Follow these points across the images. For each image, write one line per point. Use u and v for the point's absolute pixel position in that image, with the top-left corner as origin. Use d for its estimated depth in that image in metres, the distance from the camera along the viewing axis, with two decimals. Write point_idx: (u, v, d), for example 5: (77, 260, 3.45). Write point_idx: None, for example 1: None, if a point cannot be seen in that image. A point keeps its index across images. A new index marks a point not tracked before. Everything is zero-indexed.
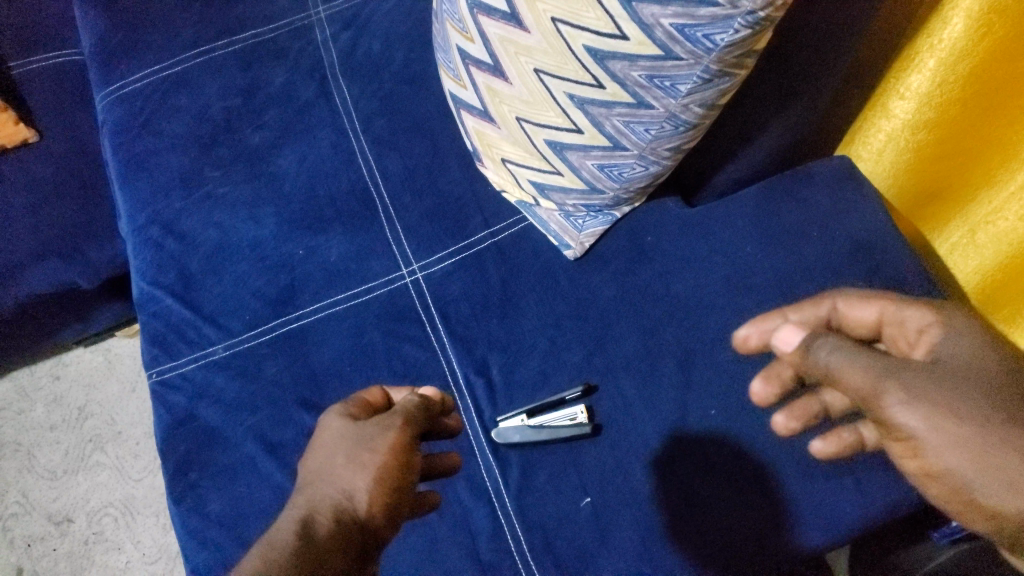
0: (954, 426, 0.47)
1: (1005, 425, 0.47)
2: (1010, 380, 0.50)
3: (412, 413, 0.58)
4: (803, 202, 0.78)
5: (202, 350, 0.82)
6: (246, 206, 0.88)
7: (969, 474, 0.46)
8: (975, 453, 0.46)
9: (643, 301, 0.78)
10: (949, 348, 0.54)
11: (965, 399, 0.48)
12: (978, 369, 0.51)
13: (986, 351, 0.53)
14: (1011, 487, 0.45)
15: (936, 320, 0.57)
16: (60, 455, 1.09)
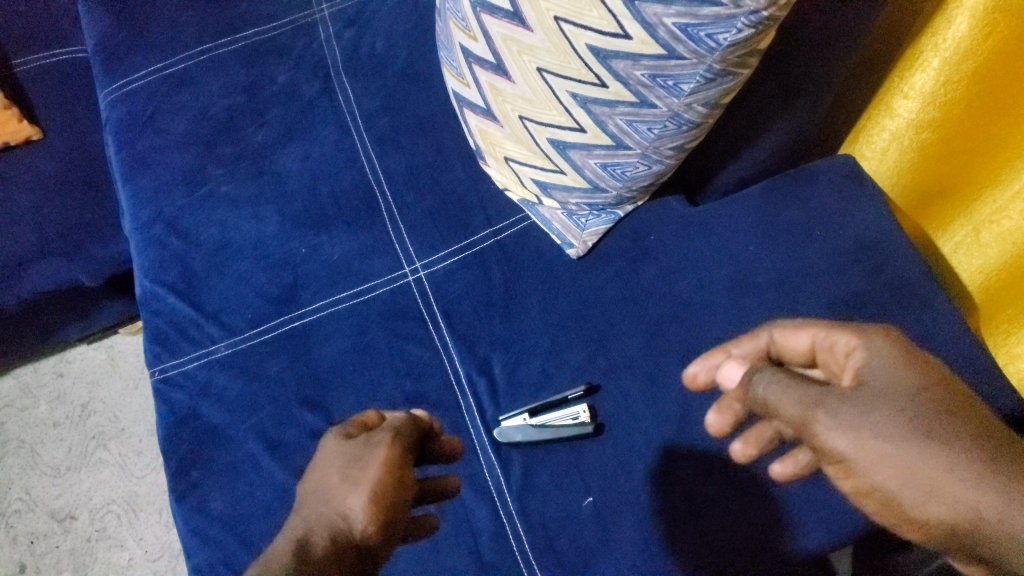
0: (879, 450, 0.45)
1: (928, 442, 0.44)
2: (931, 388, 0.47)
3: (403, 429, 0.58)
4: (806, 201, 0.78)
5: (205, 347, 0.82)
6: (249, 205, 0.88)
7: (899, 495, 0.44)
8: (903, 475, 0.44)
9: (645, 301, 0.77)
10: (871, 372, 0.48)
11: (887, 420, 0.45)
12: (898, 381, 0.47)
13: (907, 363, 0.48)
14: (938, 502, 0.44)
15: (857, 334, 0.51)
16: (63, 452, 1.09)
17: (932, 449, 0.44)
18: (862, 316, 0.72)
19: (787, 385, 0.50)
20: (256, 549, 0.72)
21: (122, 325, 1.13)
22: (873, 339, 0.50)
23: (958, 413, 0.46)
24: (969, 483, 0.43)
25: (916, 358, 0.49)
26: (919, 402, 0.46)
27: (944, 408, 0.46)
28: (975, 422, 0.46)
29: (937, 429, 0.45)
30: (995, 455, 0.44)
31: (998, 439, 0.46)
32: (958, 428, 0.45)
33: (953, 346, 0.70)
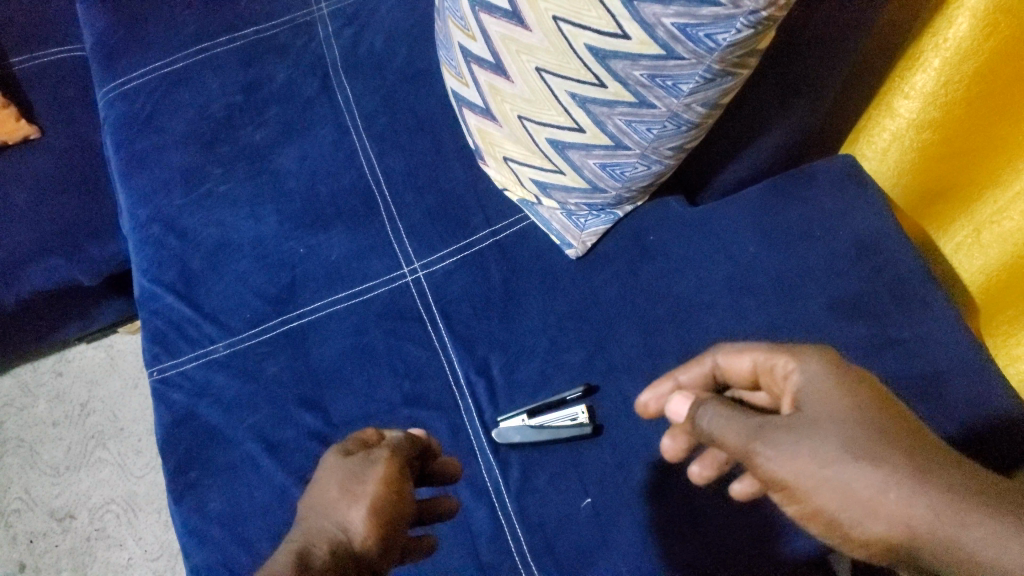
0: (817, 474, 0.45)
1: (866, 463, 0.44)
2: (866, 405, 0.47)
3: (401, 447, 0.58)
4: (806, 202, 0.78)
5: (204, 347, 0.82)
6: (248, 204, 0.88)
7: (841, 517, 0.45)
8: (842, 497, 0.44)
9: (644, 301, 0.77)
10: (812, 392, 0.49)
11: (824, 444, 0.45)
12: (833, 402, 0.47)
13: (841, 382, 0.48)
14: (879, 521, 0.43)
15: (791, 357, 0.52)
16: (62, 451, 1.09)
17: (869, 470, 0.44)
18: (861, 317, 0.72)
19: (728, 416, 0.50)
20: (253, 550, 0.72)
21: (122, 324, 1.13)
22: (807, 359, 0.51)
23: (893, 427, 0.46)
24: (909, 500, 0.43)
25: (850, 376, 0.49)
26: (854, 420, 0.46)
27: (880, 424, 0.46)
28: (910, 436, 0.46)
29: (873, 448, 0.44)
30: (932, 467, 0.44)
31: (934, 451, 0.45)
32: (895, 443, 0.45)
33: (953, 347, 0.69)
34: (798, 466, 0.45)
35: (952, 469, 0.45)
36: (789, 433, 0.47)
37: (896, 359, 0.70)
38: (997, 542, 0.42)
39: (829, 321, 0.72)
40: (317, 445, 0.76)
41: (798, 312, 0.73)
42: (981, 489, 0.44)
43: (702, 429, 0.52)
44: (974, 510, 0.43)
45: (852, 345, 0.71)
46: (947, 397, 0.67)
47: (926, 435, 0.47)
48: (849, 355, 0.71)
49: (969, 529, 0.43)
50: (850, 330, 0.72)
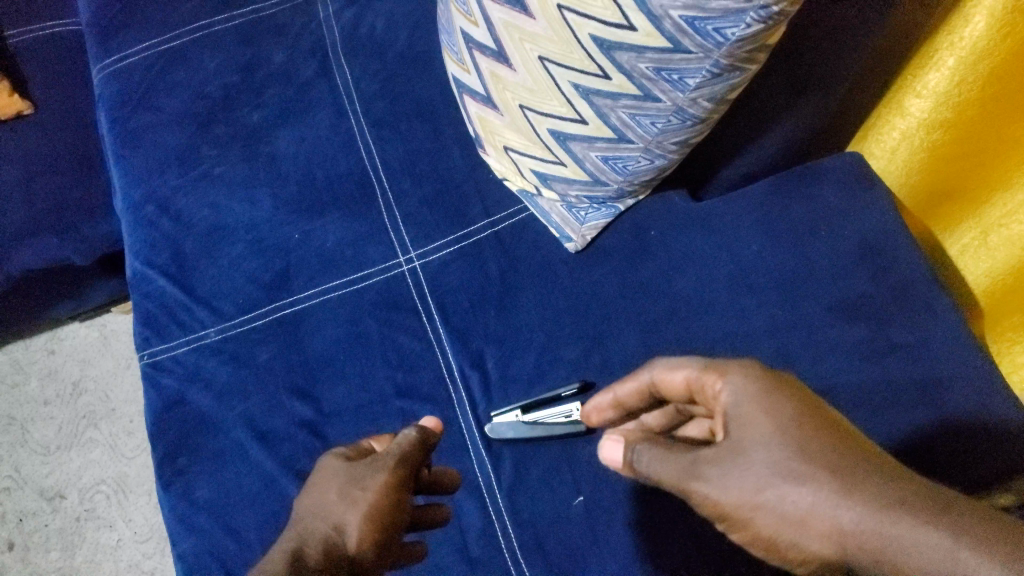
0: (749, 501, 0.46)
1: (793, 484, 0.45)
2: (789, 421, 0.46)
3: (409, 453, 0.58)
4: (812, 200, 0.76)
5: (195, 332, 0.81)
6: (243, 187, 0.86)
7: (779, 539, 0.45)
8: (778, 520, 0.45)
9: (643, 297, 0.76)
10: (737, 416, 0.48)
11: (751, 471, 0.46)
12: (756, 420, 0.47)
13: (766, 395, 0.48)
14: (812, 538, 0.44)
15: (716, 373, 0.51)
16: (54, 430, 1.07)
17: (797, 492, 0.44)
18: (863, 320, 0.71)
19: (660, 454, 0.50)
20: (241, 539, 0.71)
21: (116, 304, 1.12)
22: (730, 374, 0.49)
23: (819, 439, 0.46)
24: (837, 516, 0.43)
25: (775, 388, 0.48)
26: (779, 440, 0.46)
27: (804, 439, 0.45)
28: (839, 447, 0.45)
29: (798, 468, 0.45)
30: (861, 477, 0.44)
31: (866, 457, 0.45)
32: (820, 458, 0.45)
33: (957, 353, 0.68)
34: (730, 495, 0.46)
35: (886, 475, 0.44)
36: (717, 463, 0.47)
37: (898, 364, 0.68)
38: (935, 552, 0.41)
39: (830, 324, 0.71)
40: (308, 435, 0.75)
41: (800, 314, 0.72)
42: (918, 492, 0.44)
43: (639, 470, 0.52)
44: (906, 516, 0.42)
45: (853, 348, 0.70)
46: (950, 402, 0.66)
47: (859, 442, 0.46)
48: (850, 359, 0.70)
49: (904, 539, 0.42)
50: (851, 334, 0.70)
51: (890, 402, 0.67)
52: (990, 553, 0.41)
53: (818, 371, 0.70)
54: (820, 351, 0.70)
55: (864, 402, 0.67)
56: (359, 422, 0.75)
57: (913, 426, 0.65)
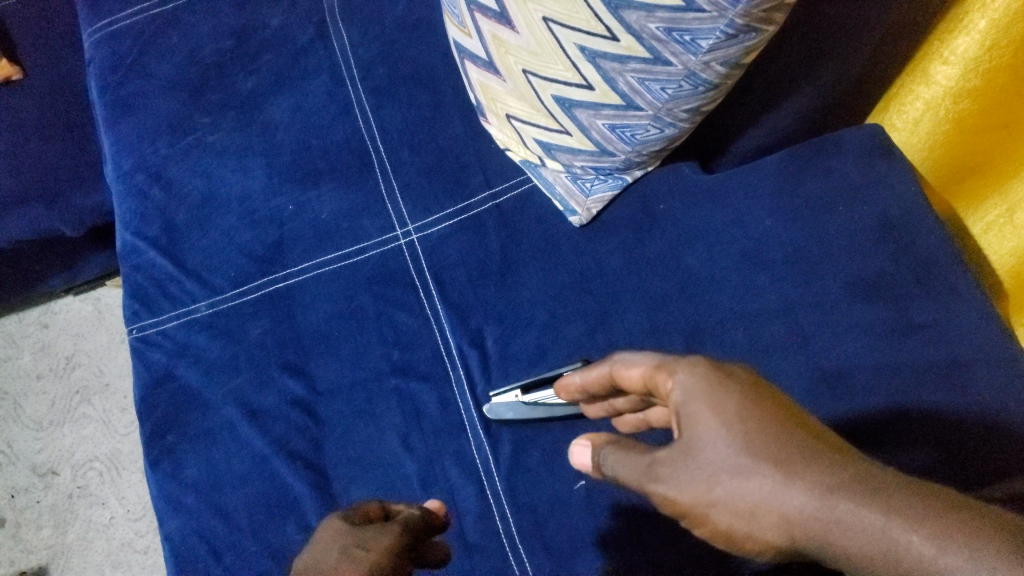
0: (703, 497, 0.44)
1: (741, 478, 0.43)
2: (734, 414, 0.44)
3: (411, 524, 0.56)
4: (828, 173, 0.73)
5: (185, 306, 0.78)
6: (236, 156, 0.83)
7: (735, 532, 0.44)
8: (732, 513, 0.43)
9: (649, 275, 0.73)
10: (687, 415, 0.46)
11: (701, 467, 0.44)
12: (702, 416, 0.45)
13: (714, 390, 0.45)
14: (765, 529, 0.43)
15: (666, 372, 0.48)
16: (46, 406, 1.03)
17: (747, 486, 0.43)
18: (881, 299, 0.67)
19: (623, 456, 0.49)
20: (232, 519, 0.70)
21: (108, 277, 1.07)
22: (679, 372, 0.47)
23: (764, 428, 0.43)
24: (784, 505, 0.42)
25: (722, 382, 0.45)
26: (725, 434, 0.44)
27: (750, 431, 0.43)
28: (784, 434, 0.43)
29: (745, 462, 0.43)
30: (803, 463, 0.42)
31: (809, 442, 0.43)
32: (765, 449, 0.43)
33: (982, 332, 0.64)
34: (686, 494, 0.45)
35: (828, 459, 0.42)
36: (673, 463, 0.45)
37: (916, 345, 0.65)
38: (871, 533, 0.39)
39: (846, 304, 0.68)
40: (300, 413, 0.72)
41: (814, 293, 0.69)
42: (858, 474, 0.42)
43: (606, 472, 0.50)
44: (846, 499, 0.40)
45: (870, 328, 0.67)
46: (972, 386, 0.62)
47: (802, 426, 0.44)
48: (866, 340, 0.66)
49: (845, 522, 0.40)
50: (868, 313, 0.67)
51: (909, 385, 0.63)
52: (923, 531, 0.39)
53: (831, 353, 0.67)
54: (835, 332, 0.67)
55: (876, 385, 0.64)
56: (353, 401, 0.73)
57: (936, 410, 0.62)
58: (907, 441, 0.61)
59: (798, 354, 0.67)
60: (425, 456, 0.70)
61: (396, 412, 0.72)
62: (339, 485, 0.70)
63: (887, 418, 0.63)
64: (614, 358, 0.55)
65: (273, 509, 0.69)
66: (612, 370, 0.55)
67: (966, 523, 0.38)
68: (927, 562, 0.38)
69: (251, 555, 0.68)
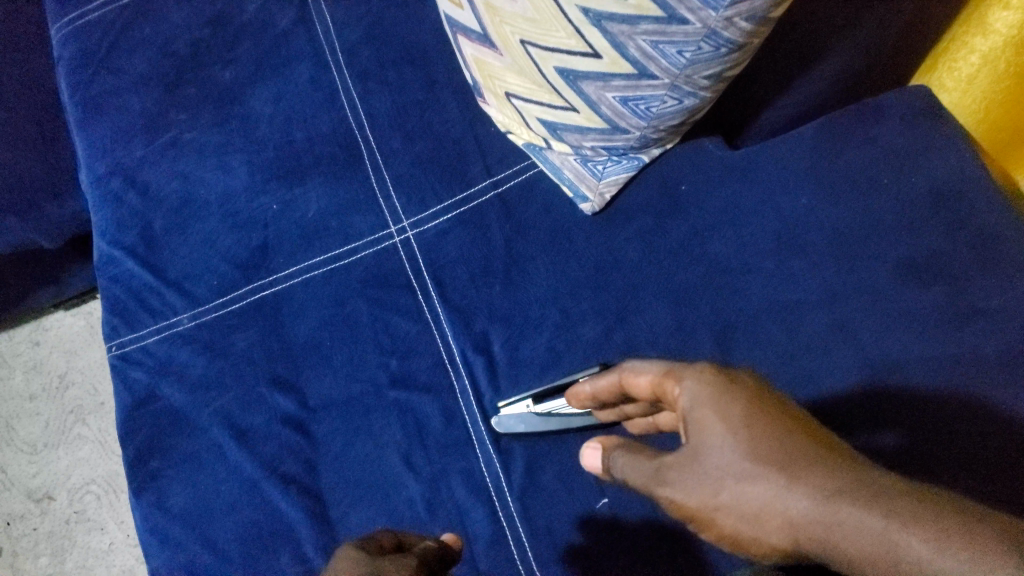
0: (709, 502, 0.44)
1: (746, 483, 0.42)
2: (740, 420, 0.43)
3: (429, 560, 0.49)
4: (869, 143, 0.64)
5: (166, 319, 0.72)
6: (216, 155, 0.76)
7: (742, 535, 0.44)
8: (739, 517, 0.43)
9: (673, 264, 0.66)
10: (695, 423, 0.45)
11: (709, 473, 0.44)
12: (709, 423, 0.44)
13: (720, 397, 0.44)
14: (769, 531, 0.42)
15: (674, 378, 0.48)
16: (40, 427, 0.97)
17: (751, 490, 0.42)
18: (935, 281, 0.59)
19: (631, 460, 0.48)
20: (221, 551, 0.63)
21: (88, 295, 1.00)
22: (686, 379, 0.46)
23: (769, 433, 0.43)
24: (786, 509, 0.41)
25: (729, 389, 0.45)
26: (731, 441, 0.43)
27: (756, 435, 0.43)
28: (789, 438, 0.43)
29: (750, 467, 0.42)
30: (805, 467, 0.42)
31: (813, 447, 0.43)
32: (769, 454, 0.42)
33: None
34: (693, 498, 0.44)
35: (830, 464, 0.42)
36: (681, 468, 0.45)
37: (981, 333, 0.56)
38: (869, 535, 0.39)
39: (896, 289, 0.60)
40: (292, 432, 0.66)
41: (860, 278, 0.61)
42: (860, 478, 0.41)
43: (616, 475, 0.50)
44: (846, 502, 0.40)
45: (926, 315, 0.58)
46: None
47: (807, 431, 0.44)
48: (923, 328, 0.58)
49: (847, 527, 0.40)
50: (921, 299, 0.59)
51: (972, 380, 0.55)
52: (921, 533, 0.38)
53: (881, 345, 0.58)
54: (885, 321, 0.59)
55: (922, 380, 0.56)
56: (349, 417, 0.66)
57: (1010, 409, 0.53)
58: (887, 419, 0.56)
59: (843, 348, 0.60)
60: (430, 475, 0.64)
61: (397, 428, 0.65)
62: (337, 510, 0.64)
63: (886, 397, 0.57)
64: (623, 367, 0.53)
65: (267, 539, 0.63)
66: (620, 379, 0.53)
67: (965, 525, 0.38)
68: (924, 563, 0.37)
69: None
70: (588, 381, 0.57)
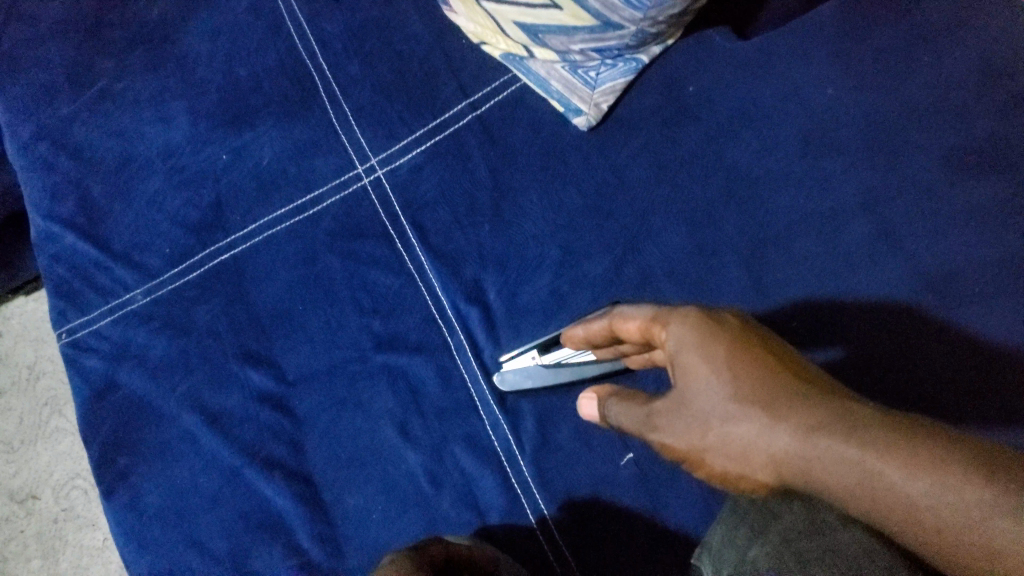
0: (697, 445, 0.40)
1: (731, 423, 0.39)
2: (723, 360, 0.39)
3: None
4: (908, 13, 0.53)
5: (119, 297, 0.63)
6: (153, 105, 0.66)
7: (731, 476, 0.40)
8: (728, 459, 0.39)
9: (687, 179, 0.56)
10: (681, 368, 0.40)
11: (696, 415, 0.40)
12: (694, 366, 0.40)
13: (706, 338, 0.40)
14: (756, 470, 0.39)
15: (659, 323, 0.42)
16: (14, 424, 0.89)
17: (736, 431, 0.38)
18: (989, 171, 0.49)
19: (623, 407, 0.44)
20: (208, 550, 0.57)
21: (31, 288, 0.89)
22: (672, 324, 0.41)
23: (756, 372, 0.39)
24: (770, 448, 0.38)
25: (715, 330, 0.40)
26: (716, 382, 0.39)
27: (738, 375, 0.39)
28: (771, 373, 0.39)
29: (735, 408, 0.38)
30: (789, 403, 0.37)
31: (794, 380, 0.39)
32: (756, 393, 0.38)
33: None
34: (681, 442, 0.40)
35: (811, 396, 0.38)
36: (670, 413, 0.41)
37: None
38: (850, 469, 0.35)
39: (949, 186, 0.51)
40: (271, 412, 0.58)
41: (908, 175, 0.52)
42: (841, 409, 0.37)
43: (611, 423, 0.46)
44: (828, 437, 0.36)
45: (984, 212, 0.49)
46: None
47: (787, 365, 0.39)
48: (984, 227, 0.49)
49: (828, 461, 0.36)
50: (965, 196, 0.50)
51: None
52: (898, 460, 0.34)
53: (932, 251, 0.50)
54: (938, 222, 0.50)
55: (932, 305, 0.49)
56: (335, 389, 0.58)
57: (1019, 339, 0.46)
58: (820, 336, 0.52)
59: (888, 257, 0.51)
60: (431, 445, 0.56)
61: (389, 396, 0.57)
62: (331, 494, 0.57)
63: (849, 314, 0.52)
64: (615, 309, 0.47)
65: (257, 531, 0.56)
66: (610, 323, 0.47)
67: (939, 449, 0.35)
68: (900, 490, 0.34)
69: None
70: (585, 325, 0.49)
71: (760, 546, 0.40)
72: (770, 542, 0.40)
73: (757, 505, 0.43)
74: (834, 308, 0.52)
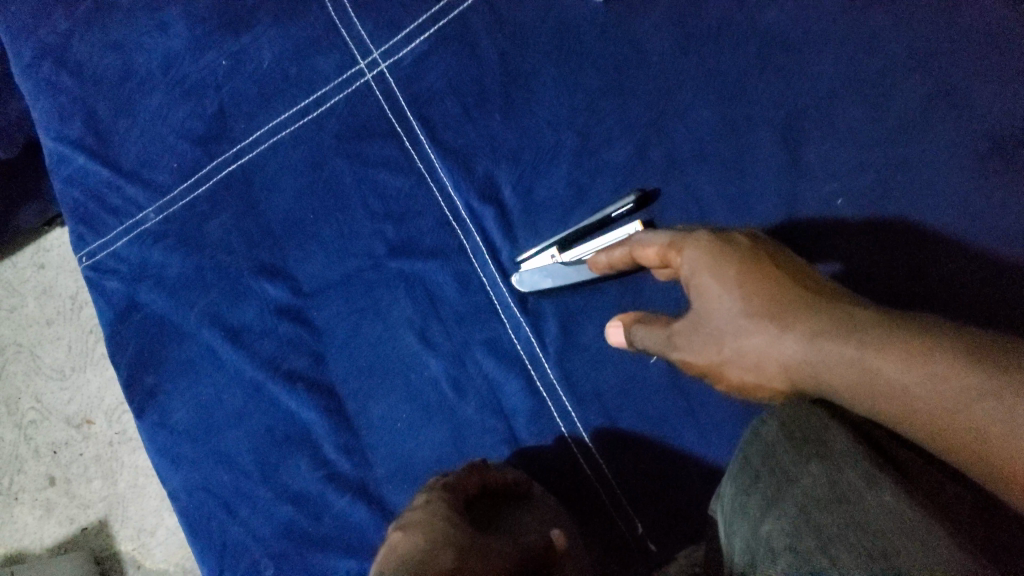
0: (715, 359, 0.39)
1: (745, 337, 0.37)
2: (734, 277, 0.38)
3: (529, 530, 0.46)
4: None
5: (132, 217, 0.61)
6: (144, 9, 0.61)
7: (750, 385, 0.39)
8: (746, 370, 0.38)
9: (719, 49, 0.51)
10: (693, 289, 0.40)
11: (711, 331, 0.39)
12: (705, 286, 0.39)
13: (717, 258, 0.39)
14: (771, 378, 0.38)
15: (675, 250, 0.41)
16: (64, 350, 0.84)
17: (749, 344, 0.37)
18: None
19: (648, 330, 0.43)
20: (237, 465, 0.57)
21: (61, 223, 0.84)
22: (685, 249, 0.40)
23: (766, 287, 0.37)
24: (782, 357, 0.36)
25: (726, 250, 0.39)
26: (727, 299, 0.38)
27: (748, 290, 0.37)
28: (782, 287, 0.37)
29: (746, 323, 0.37)
30: (798, 312, 0.36)
31: (805, 293, 0.37)
32: (766, 306, 0.37)
33: None
34: (701, 358, 0.40)
35: (820, 305, 0.36)
36: (688, 332, 0.40)
37: None
38: (852, 369, 0.33)
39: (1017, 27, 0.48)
40: (290, 325, 0.57)
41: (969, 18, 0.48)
42: (846, 314, 0.35)
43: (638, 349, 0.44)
44: (833, 341, 0.34)
45: None
46: None
47: (799, 281, 0.38)
48: None
49: (833, 363, 0.34)
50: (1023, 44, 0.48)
51: None
52: (895, 355, 0.32)
53: (997, 109, 0.48)
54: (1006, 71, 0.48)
55: (942, 220, 0.48)
56: (351, 298, 0.56)
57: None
58: (824, 248, 0.49)
59: (936, 126, 0.48)
60: (451, 350, 0.54)
61: (407, 303, 0.55)
62: (354, 405, 0.56)
63: (853, 229, 0.49)
64: (637, 236, 0.44)
65: (283, 445, 0.56)
66: (631, 251, 0.45)
67: (931, 341, 0.32)
68: (896, 385, 0.32)
69: (268, 502, 0.56)
70: (610, 252, 0.46)
71: (775, 518, 0.36)
72: (788, 514, 0.35)
73: (773, 462, 0.38)
74: (855, 212, 0.49)
